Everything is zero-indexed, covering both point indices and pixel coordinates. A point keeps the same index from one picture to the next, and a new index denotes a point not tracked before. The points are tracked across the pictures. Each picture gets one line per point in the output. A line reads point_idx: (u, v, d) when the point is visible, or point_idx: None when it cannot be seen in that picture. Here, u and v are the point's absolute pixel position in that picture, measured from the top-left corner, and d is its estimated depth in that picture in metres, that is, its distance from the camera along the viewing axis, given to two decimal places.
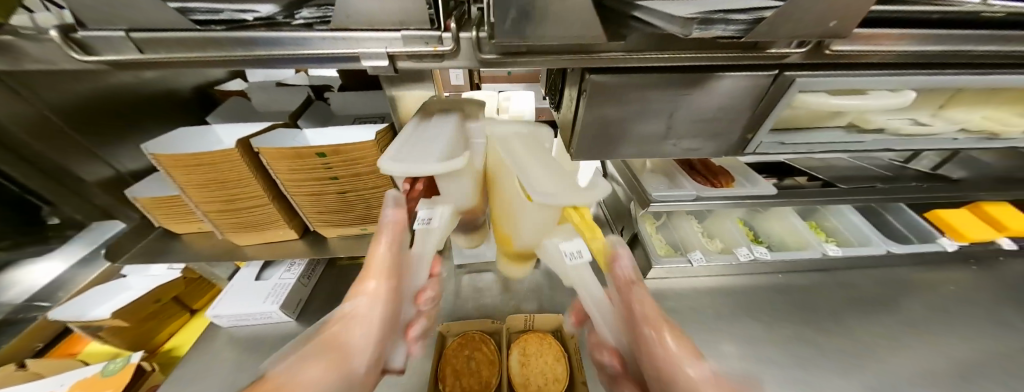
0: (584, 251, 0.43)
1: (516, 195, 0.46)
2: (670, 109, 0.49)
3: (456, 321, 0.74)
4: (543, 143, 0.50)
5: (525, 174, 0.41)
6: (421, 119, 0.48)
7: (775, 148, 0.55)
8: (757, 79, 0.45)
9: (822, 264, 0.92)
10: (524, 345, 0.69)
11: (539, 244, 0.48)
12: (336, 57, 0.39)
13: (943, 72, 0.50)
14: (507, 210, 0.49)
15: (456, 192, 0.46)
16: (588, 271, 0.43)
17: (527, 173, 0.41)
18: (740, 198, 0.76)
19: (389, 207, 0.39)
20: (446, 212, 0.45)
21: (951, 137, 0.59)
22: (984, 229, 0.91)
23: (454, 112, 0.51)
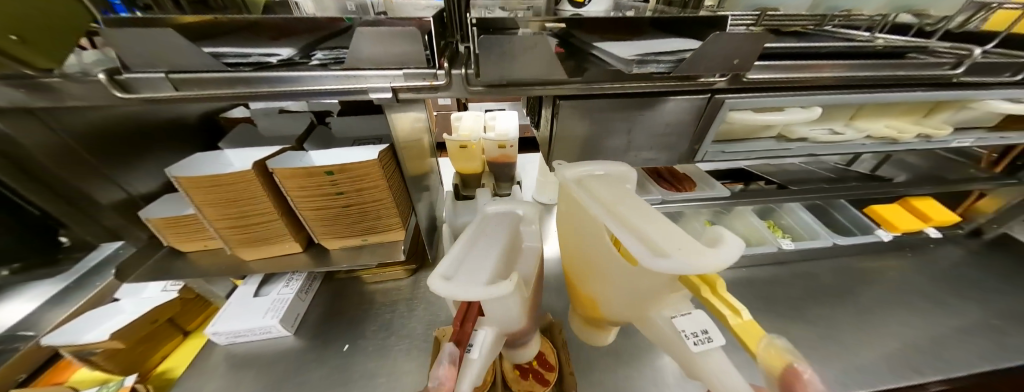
0: (710, 331, 0.41)
1: (613, 262, 0.45)
2: (628, 126, 0.59)
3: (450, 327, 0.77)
4: (625, 185, 0.47)
5: (620, 230, 0.38)
6: (477, 228, 0.53)
7: (719, 156, 0.65)
8: (694, 101, 0.56)
9: (780, 257, 1.03)
10: None
11: (644, 316, 0.48)
12: (345, 91, 0.47)
13: (845, 91, 0.61)
14: (604, 279, 0.49)
15: (502, 312, 0.46)
16: (719, 354, 0.40)
17: (626, 229, 0.38)
18: (702, 200, 0.86)
19: (441, 366, 0.39)
20: (490, 334, 0.47)
21: (862, 143, 0.71)
22: (910, 221, 1.04)
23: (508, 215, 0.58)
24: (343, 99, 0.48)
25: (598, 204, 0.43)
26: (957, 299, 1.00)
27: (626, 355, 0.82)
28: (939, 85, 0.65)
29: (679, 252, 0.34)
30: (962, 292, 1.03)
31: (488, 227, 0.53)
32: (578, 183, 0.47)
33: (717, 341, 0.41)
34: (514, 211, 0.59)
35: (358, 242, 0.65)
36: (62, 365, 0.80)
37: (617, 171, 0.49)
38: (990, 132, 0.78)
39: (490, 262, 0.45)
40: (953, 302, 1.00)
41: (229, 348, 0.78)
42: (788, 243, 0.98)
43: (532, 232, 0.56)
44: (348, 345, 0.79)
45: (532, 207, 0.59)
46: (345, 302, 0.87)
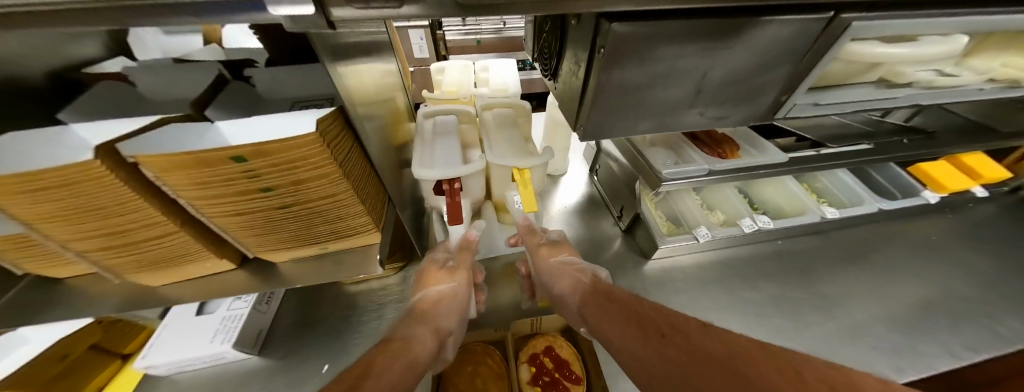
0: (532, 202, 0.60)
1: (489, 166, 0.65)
2: (703, 69, 0.39)
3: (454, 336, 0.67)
4: (515, 119, 0.67)
5: (488, 147, 0.59)
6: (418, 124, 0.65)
7: (809, 111, 0.48)
8: (808, 24, 0.36)
9: (819, 226, 0.91)
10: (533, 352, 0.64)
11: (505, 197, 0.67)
12: (217, 3, 0.23)
13: (1018, 5, 0.41)
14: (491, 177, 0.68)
15: (473, 186, 0.60)
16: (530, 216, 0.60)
17: (491, 146, 0.59)
18: (752, 168, 0.70)
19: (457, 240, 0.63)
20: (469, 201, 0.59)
21: (978, 87, 0.54)
22: (959, 178, 0.92)
23: (437, 114, 0.67)
24: (224, 22, 0.25)
25: (487, 128, 0.64)
26: (1000, 261, 0.93)
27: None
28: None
29: (511, 158, 0.56)
30: (1003, 252, 0.95)
31: (429, 126, 0.64)
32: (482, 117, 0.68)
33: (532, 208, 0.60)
34: (450, 113, 0.68)
35: (314, 251, 0.46)
36: None
37: (512, 102, 0.69)
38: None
39: (455, 150, 0.57)
40: (996, 264, 0.92)
41: (174, 381, 0.61)
42: (833, 212, 0.85)
43: (470, 128, 0.68)
44: (329, 366, 0.64)
45: (464, 110, 0.69)
46: (319, 310, 0.71)
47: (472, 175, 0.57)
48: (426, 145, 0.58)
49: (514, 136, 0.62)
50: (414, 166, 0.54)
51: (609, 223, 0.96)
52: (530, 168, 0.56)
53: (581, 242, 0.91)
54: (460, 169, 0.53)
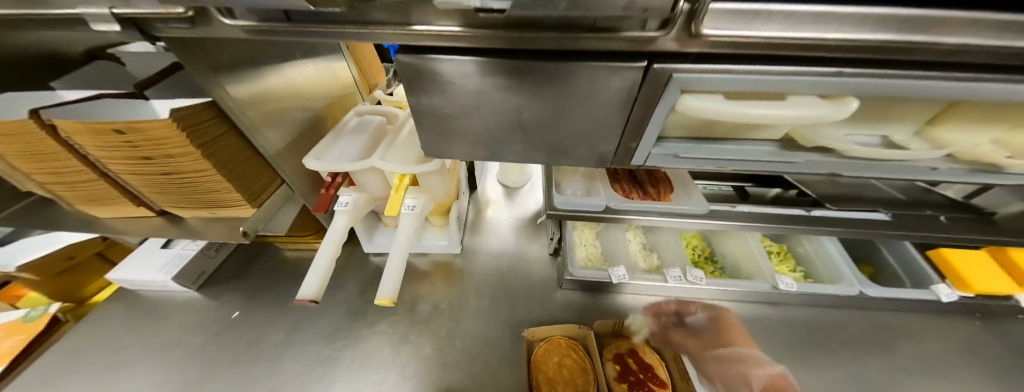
0: (417, 206, 0.61)
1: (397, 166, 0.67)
2: (515, 106, 0.39)
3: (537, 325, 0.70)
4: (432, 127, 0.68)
5: (385, 148, 0.61)
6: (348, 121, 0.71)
7: (667, 162, 0.45)
8: (612, 73, 0.34)
9: (780, 297, 0.77)
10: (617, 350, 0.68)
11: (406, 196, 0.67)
12: (51, 23, 0.32)
13: (942, 72, 0.32)
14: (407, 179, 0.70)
15: (370, 184, 0.64)
16: (411, 220, 0.61)
17: (388, 148, 0.61)
18: (663, 215, 0.62)
19: None
20: (362, 197, 0.64)
21: (932, 165, 0.42)
22: (998, 281, 0.71)
23: (368, 112, 0.73)
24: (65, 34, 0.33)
25: (400, 131, 0.66)
26: None
27: None
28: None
29: (396, 161, 0.58)
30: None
31: (355, 125, 0.70)
32: (404, 119, 0.70)
33: (416, 212, 0.61)
34: (382, 113, 0.73)
35: (208, 213, 0.56)
36: (12, 291, 0.84)
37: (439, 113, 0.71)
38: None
39: (356, 149, 0.62)
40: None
41: (136, 295, 0.78)
42: (789, 283, 0.72)
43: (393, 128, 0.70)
44: (237, 313, 0.75)
45: (392, 110, 0.72)
46: (253, 266, 0.83)
47: (363, 171, 0.60)
48: (337, 140, 0.64)
49: (417, 142, 0.63)
50: (309, 155, 0.59)
51: (543, 244, 0.91)
52: (409, 175, 0.57)
53: (507, 257, 0.88)
54: (344, 166, 0.57)
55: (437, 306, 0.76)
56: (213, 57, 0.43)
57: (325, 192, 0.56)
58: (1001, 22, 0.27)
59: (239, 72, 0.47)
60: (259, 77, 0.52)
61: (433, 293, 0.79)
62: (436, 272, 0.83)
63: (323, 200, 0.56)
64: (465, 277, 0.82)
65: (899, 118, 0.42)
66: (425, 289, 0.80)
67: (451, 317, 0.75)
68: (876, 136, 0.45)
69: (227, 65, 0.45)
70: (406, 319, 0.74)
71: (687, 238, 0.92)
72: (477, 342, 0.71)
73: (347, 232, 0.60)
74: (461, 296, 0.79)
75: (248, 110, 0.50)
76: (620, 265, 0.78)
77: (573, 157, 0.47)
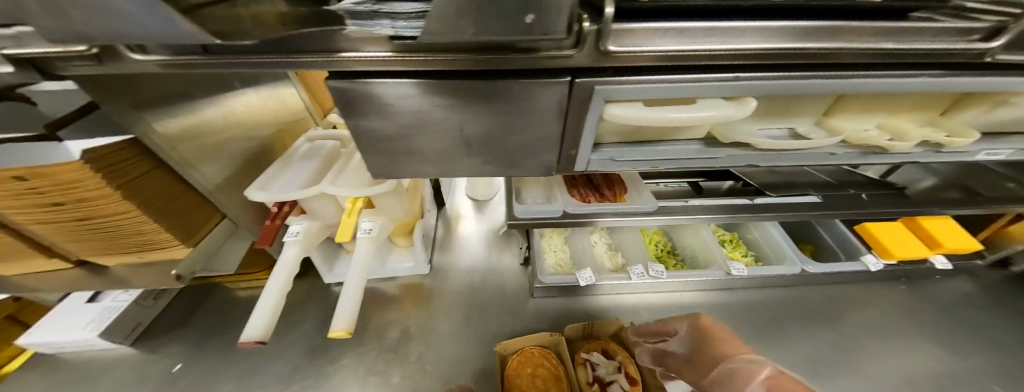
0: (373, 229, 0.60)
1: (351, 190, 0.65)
2: (455, 123, 0.41)
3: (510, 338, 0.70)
4: None
5: (336, 172, 0.60)
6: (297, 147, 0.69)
7: (606, 166, 0.48)
8: (540, 88, 0.37)
9: (735, 282, 0.82)
10: (588, 352, 0.69)
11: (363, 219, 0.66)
12: None
13: (815, 73, 0.38)
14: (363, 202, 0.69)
15: (323, 210, 0.62)
16: (368, 244, 0.59)
17: (340, 172, 0.60)
18: (618, 214, 0.64)
19: None
20: (314, 225, 0.61)
21: (831, 151, 0.48)
22: (912, 247, 0.80)
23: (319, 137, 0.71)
24: None
25: (352, 154, 0.65)
26: (974, 349, 0.75)
27: None
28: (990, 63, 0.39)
29: (347, 185, 0.56)
30: (990, 340, 0.77)
31: (305, 151, 0.68)
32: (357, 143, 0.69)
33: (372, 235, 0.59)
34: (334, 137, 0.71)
35: (136, 259, 0.51)
36: None
37: None
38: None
39: (305, 176, 0.60)
40: (972, 354, 0.75)
41: (56, 360, 0.69)
42: (740, 268, 0.77)
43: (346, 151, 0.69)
44: (180, 366, 0.68)
45: (345, 134, 0.71)
46: (200, 311, 0.76)
47: (314, 198, 0.59)
48: (285, 168, 0.62)
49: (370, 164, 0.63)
50: (253, 186, 0.56)
51: (513, 255, 0.92)
52: (362, 199, 0.56)
53: (478, 271, 0.87)
54: (291, 194, 0.55)
55: (405, 331, 0.73)
56: (136, 95, 0.40)
57: (270, 223, 0.53)
58: (836, 29, 0.33)
59: (165, 107, 0.44)
60: (191, 109, 0.49)
61: (401, 318, 0.76)
62: (404, 295, 0.80)
63: (268, 232, 0.53)
64: (434, 298, 0.80)
65: (798, 112, 0.48)
66: (392, 314, 0.77)
67: (421, 341, 0.72)
68: (784, 129, 0.51)
69: (153, 102, 0.42)
70: (373, 349, 0.70)
71: (649, 235, 0.96)
72: (449, 364, 0.69)
73: (298, 264, 0.57)
74: (430, 318, 0.76)
75: (178, 146, 0.47)
76: (586, 268, 0.79)
77: (520, 168, 0.49)
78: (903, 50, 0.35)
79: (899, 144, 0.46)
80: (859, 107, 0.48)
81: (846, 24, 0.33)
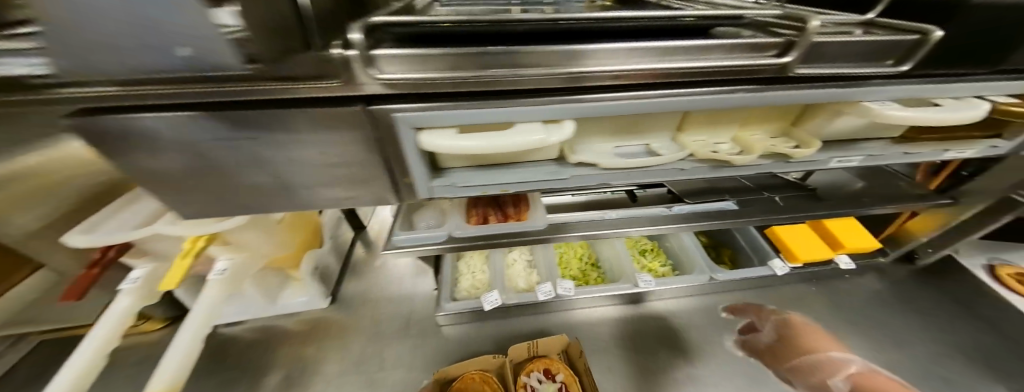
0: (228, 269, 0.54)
1: None
2: (251, 158, 0.36)
3: (452, 362, 0.66)
4: None
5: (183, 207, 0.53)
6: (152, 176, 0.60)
7: (449, 193, 0.43)
8: (326, 118, 0.33)
9: (648, 294, 0.81)
10: (531, 373, 0.65)
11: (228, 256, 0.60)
12: None
13: (625, 92, 0.36)
14: None
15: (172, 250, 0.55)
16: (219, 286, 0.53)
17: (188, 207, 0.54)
18: (504, 235, 0.61)
19: None
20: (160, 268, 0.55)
21: (679, 167, 0.46)
22: (815, 249, 0.80)
23: None
24: None
25: None
26: (874, 348, 0.76)
27: None
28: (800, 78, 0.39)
29: (188, 223, 0.51)
30: (892, 339, 0.78)
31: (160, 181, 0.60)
32: None
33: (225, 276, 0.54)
34: None
35: None
36: None
37: None
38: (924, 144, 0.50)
39: (146, 213, 0.53)
40: (876, 355, 0.75)
41: None
42: (646, 280, 0.76)
43: None
44: None
45: None
46: (51, 368, 0.67)
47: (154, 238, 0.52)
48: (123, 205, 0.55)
49: None
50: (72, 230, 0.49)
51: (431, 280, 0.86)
52: (206, 237, 0.51)
53: (387, 299, 0.82)
54: (118, 237, 0.48)
55: (289, 375, 0.67)
56: None
57: (86, 272, 0.47)
58: (621, 49, 0.31)
59: None
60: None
61: (289, 359, 0.70)
62: (298, 332, 0.74)
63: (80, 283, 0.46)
64: (331, 333, 0.75)
65: (644, 127, 0.47)
66: (280, 356, 0.71)
67: (307, 385, 0.66)
68: (640, 144, 0.49)
69: None
70: None
71: (575, 249, 0.95)
72: None
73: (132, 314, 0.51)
74: (321, 357, 0.70)
75: None
76: (494, 289, 0.75)
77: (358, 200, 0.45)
78: (702, 69, 0.34)
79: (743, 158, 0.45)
80: (704, 122, 0.47)
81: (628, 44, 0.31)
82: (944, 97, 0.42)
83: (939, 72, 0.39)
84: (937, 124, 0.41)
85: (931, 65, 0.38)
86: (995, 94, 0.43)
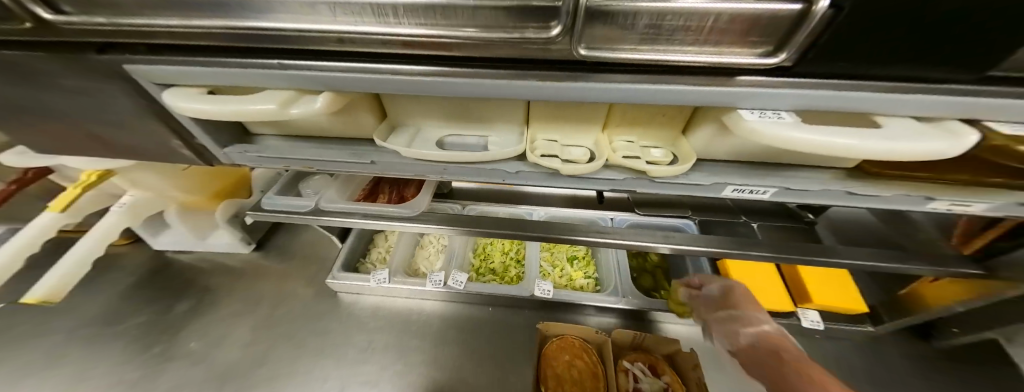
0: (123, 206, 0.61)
1: None
2: (42, 101, 0.37)
3: (556, 320, 0.66)
4: None
5: None
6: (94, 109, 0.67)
7: (246, 161, 0.41)
8: (59, 62, 0.31)
9: (551, 305, 0.74)
10: (633, 365, 0.62)
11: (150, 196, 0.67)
12: None
13: (382, 64, 0.29)
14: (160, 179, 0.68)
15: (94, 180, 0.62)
16: (112, 221, 0.60)
17: None
18: (365, 217, 0.58)
19: None
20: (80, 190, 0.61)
21: (504, 168, 0.37)
22: (767, 296, 0.65)
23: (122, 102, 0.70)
24: None
25: None
26: None
27: (248, 385, 0.65)
28: (638, 65, 0.27)
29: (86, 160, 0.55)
30: None
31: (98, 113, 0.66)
32: None
33: (120, 213, 0.61)
34: None
35: None
36: None
37: None
38: (896, 187, 0.34)
39: None
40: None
41: None
42: (544, 289, 0.71)
43: None
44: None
45: None
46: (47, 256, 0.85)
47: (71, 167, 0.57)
48: None
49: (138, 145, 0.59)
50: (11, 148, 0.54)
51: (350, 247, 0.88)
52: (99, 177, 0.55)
53: (304, 257, 0.86)
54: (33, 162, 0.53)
55: (195, 304, 0.76)
56: None
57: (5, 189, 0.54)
58: (324, 4, 0.24)
59: None
60: None
61: (203, 291, 0.79)
62: (219, 270, 0.83)
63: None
64: (242, 277, 0.81)
65: (475, 117, 0.39)
66: (198, 286, 0.80)
67: (213, 317, 0.74)
68: (482, 136, 0.41)
69: None
70: (161, 316, 0.74)
71: (504, 242, 0.84)
72: (227, 344, 0.70)
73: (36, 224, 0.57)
74: (228, 295, 0.78)
75: None
76: (386, 268, 0.73)
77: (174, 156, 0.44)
78: (460, 38, 0.25)
79: (582, 167, 0.35)
80: (552, 116, 0.37)
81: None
82: (895, 115, 0.27)
83: (875, 74, 0.24)
84: (867, 160, 0.26)
85: (847, 61, 0.23)
86: (1002, 121, 0.26)
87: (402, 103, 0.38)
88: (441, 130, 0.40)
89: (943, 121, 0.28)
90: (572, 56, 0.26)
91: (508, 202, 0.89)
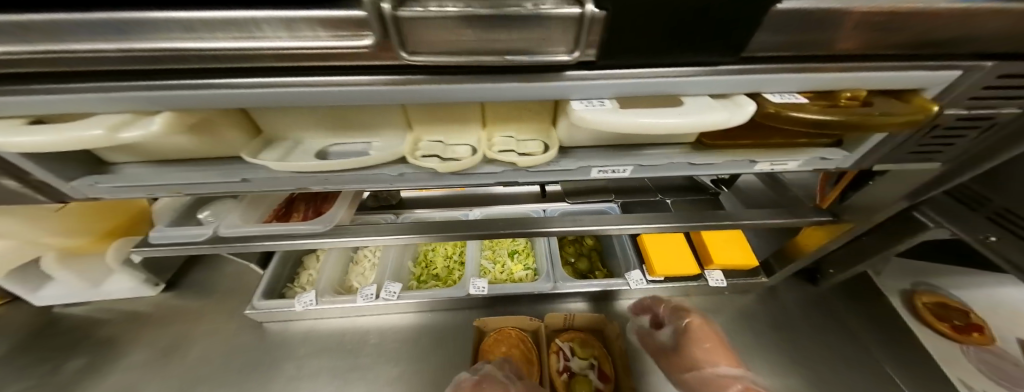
0: None
1: None
2: None
3: (492, 315, 0.68)
4: None
5: None
6: None
7: (104, 193, 0.37)
8: None
9: (492, 301, 0.75)
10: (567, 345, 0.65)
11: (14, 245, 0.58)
12: None
13: (213, 81, 0.27)
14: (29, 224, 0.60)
15: None
16: None
17: None
18: (272, 239, 0.55)
19: None
20: None
21: (387, 173, 0.38)
22: (678, 264, 0.73)
23: None
24: None
25: None
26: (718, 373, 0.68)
27: None
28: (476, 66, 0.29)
29: None
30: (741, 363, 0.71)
31: None
32: None
33: None
34: None
35: None
36: None
37: None
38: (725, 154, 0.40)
39: None
40: None
41: None
42: (480, 287, 0.72)
43: None
44: None
45: None
46: None
47: None
48: None
49: None
50: None
51: None
52: None
53: (226, 290, 0.79)
54: None
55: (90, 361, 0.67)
56: None
57: None
58: (103, 20, 0.21)
59: None
60: None
61: (102, 345, 0.70)
62: (120, 319, 0.74)
63: None
64: (150, 323, 0.73)
65: (355, 125, 0.39)
66: (95, 341, 0.70)
67: (112, 373, 0.66)
68: (367, 144, 0.41)
69: None
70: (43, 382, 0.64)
71: (446, 246, 0.84)
72: None
73: None
74: (133, 345, 0.70)
75: None
76: (315, 289, 0.70)
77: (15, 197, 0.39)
78: (290, 49, 0.24)
79: (458, 164, 0.36)
80: (428, 118, 0.38)
81: (109, 14, 0.21)
82: (696, 93, 0.32)
83: (661, 62, 0.29)
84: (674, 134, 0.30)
85: (634, 53, 0.27)
86: (773, 92, 0.32)
87: (271, 117, 0.37)
88: (324, 142, 0.40)
89: (733, 95, 0.33)
90: (403, 61, 0.26)
91: (448, 206, 0.89)
